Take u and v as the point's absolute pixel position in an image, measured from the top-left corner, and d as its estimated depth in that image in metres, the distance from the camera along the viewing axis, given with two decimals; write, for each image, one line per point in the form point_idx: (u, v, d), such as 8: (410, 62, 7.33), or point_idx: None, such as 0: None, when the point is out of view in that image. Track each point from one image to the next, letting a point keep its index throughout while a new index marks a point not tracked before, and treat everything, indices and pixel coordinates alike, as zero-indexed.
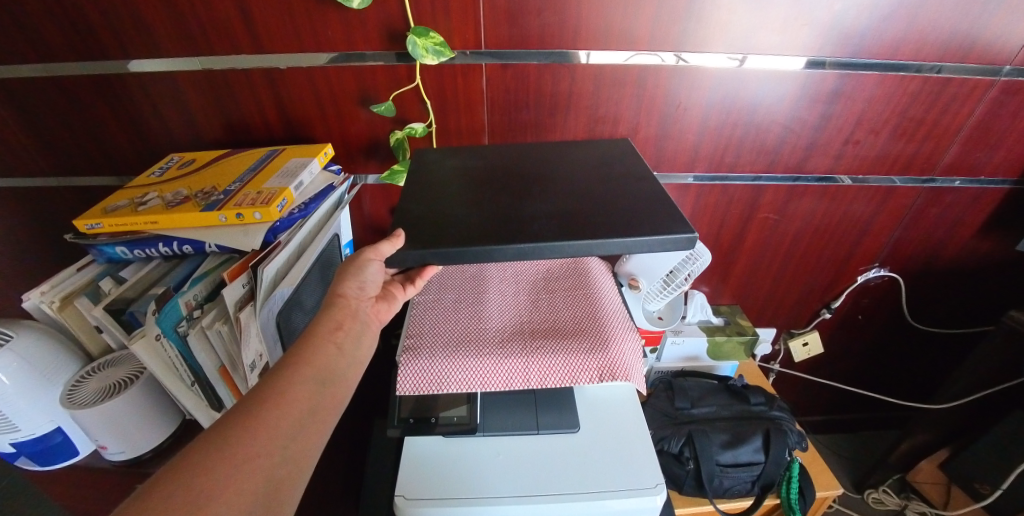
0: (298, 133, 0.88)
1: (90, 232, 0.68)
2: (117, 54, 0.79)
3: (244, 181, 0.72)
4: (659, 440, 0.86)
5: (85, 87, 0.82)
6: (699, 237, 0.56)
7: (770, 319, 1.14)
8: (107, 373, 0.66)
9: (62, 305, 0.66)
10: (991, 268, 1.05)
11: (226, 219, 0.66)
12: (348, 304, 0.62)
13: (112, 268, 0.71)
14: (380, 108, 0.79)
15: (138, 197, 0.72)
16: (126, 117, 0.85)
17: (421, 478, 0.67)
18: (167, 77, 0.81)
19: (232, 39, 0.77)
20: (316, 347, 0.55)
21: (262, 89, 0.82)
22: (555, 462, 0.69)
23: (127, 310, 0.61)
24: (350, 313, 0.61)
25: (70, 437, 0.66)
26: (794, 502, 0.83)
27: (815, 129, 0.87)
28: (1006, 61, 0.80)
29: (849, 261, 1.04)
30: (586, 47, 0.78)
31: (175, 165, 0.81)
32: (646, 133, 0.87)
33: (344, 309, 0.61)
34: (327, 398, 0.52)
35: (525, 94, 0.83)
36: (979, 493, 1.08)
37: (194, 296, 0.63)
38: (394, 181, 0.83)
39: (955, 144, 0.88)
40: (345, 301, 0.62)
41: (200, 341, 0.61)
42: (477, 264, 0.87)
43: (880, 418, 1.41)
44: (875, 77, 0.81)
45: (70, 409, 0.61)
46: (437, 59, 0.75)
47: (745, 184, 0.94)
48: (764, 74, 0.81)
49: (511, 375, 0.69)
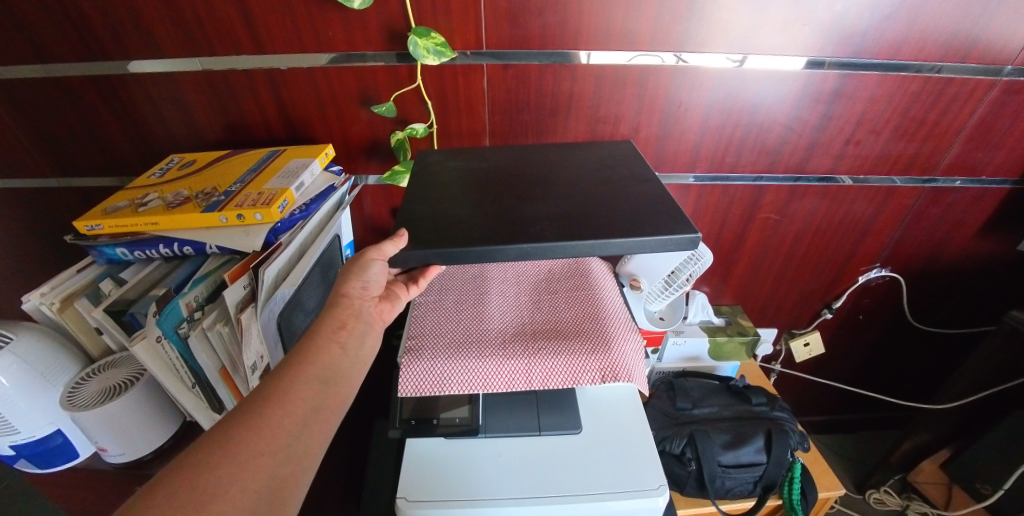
0: (299, 133, 0.87)
1: (91, 233, 0.68)
2: (117, 54, 0.79)
3: (245, 182, 0.72)
4: (661, 441, 0.86)
5: (85, 88, 0.82)
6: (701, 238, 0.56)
7: (770, 320, 1.14)
8: (107, 375, 0.65)
9: (62, 306, 0.66)
10: (992, 268, 1.05)
11: (227, 220, 0.66)
12: (351, 303, 0.61)
13: (113, 269, 0.70)
14: (381, 109, 0.79)
15: (138, 198, 0.71)
16: (126, 118, 0.85)
17: (423, 479, 0.67)
18: (167, 77, 0.81)
19: (232, 39, 0.77)
20: (319, 346, 0.55)
21: (262, 90, 0.82)
22: (557, 463, 0.69)
23: (127, 311, 0.61)
24: (353, 312, 0.61)
25: (70, 438, 0.66)
26: (797, 502, 0.83)
27: (816, 129, 0.87)
28: (1007, 62, 0.80)
29: (849, 261, 1.04)
30: (586, 47, 0.78)
31: (175, 165, 0.81)
32: (647, 133, 0.87)
33: (348, 308, 0.61)
34: (331, 397, 0.52)
35: (526, 95, 0.83)
36: (980, 493, 1.08)
37: (194, 297, 0.62)
38: (395, 181, 0.83)
39: (955, 144, 0.88)
40: (349, 300, 0.62)
41: (201, 343, 0.61)
42: (477, 264, 0.87)
43: (881, 419, 1.41)
44: (876, 77, 0.81)
45: (71, 411, 0.61)
46: (438, 59, 0.74)
47: (746, 185, 0.94)
48: (765, 74, 0.81)
49: (513, 376, 0.68)
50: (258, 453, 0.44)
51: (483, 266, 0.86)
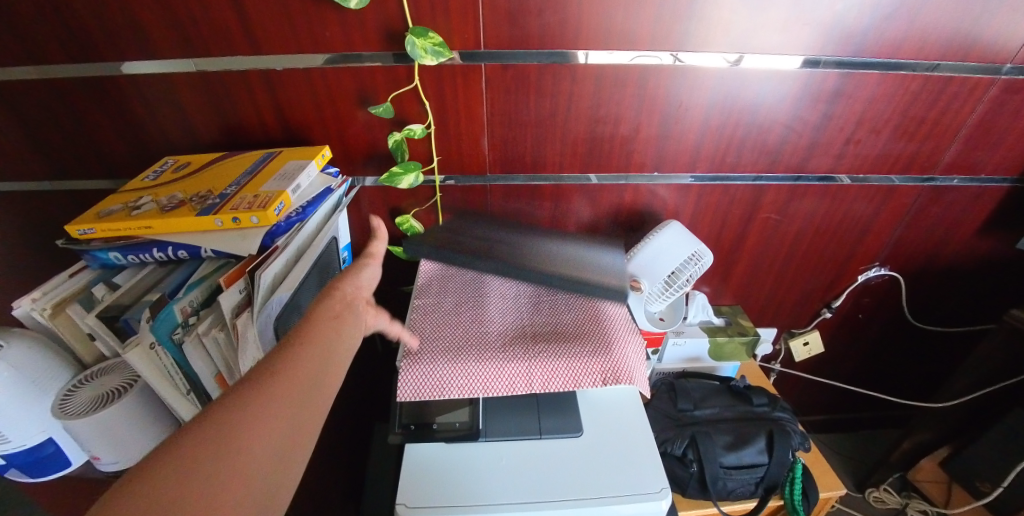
0: (295, 135, 0.86)
1: (83, 237, 0.67)
2: (110, 55, 0.78)
3: (240, 185, 0.71)
4: (662, 443, 0.85)
5: (79, 90, 0.81)
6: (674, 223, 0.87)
7: (771, 319, 1.14)
8: (101, 381, 0.64)
9: (54, 312, 0.64)
10: (991, 266, 1.05)
11: (222, 223, 0.65)
12: (344, 296, 0.59)
13: (106, 275, 0.69)
14: (377, 109, 0.78)
15: (131, 201, 0.70)
16: (120, 120, 0.84)
17: (423, 486, 0.66)
18: (161, 78, 0.80)
19: (228, 40, 0.76)
20: (311, 340, 0.52)
21: (258, 91, 0.81)
22: (559, 466, 0.68)
23: (121, 317, 0.59)
24: (345, 305, 0.58)
25: (63, 447, 0.65)
26: (798, 502, 0.83)
27: (817, 128, 0.87)
28: (1006, 60, 0.80)
29: (850, 260, 1.04)
30: (586, 47, 0.78)
31: (169, 168, 0.80)
32: (647, 133, 0.87)
33: (341, 301, 0.58)
34: (328, 382, 0.51)
35: (525, 95, 0.82)
36: (980, 490, 1.08)
37: (189, 302, 0.61)
38: (393, 183, 0.82)
39: (955, 143, 0.88)
40: (342, 293, 0.59)
41: (197, 349, 0.60)
42: (464, 268, 0.84)
43: (881, 417, 1.41)
44: (875, 75, 0.81)
45: (64, 419, 0.60)
46: (436, 59, 0.74)
47: (747, 185, 0.93)
48: (766, 73, 0.81)
49: (514, 379, 0.68)
50: (256, 448, 0.42)
51: (470, 264, 0.82)
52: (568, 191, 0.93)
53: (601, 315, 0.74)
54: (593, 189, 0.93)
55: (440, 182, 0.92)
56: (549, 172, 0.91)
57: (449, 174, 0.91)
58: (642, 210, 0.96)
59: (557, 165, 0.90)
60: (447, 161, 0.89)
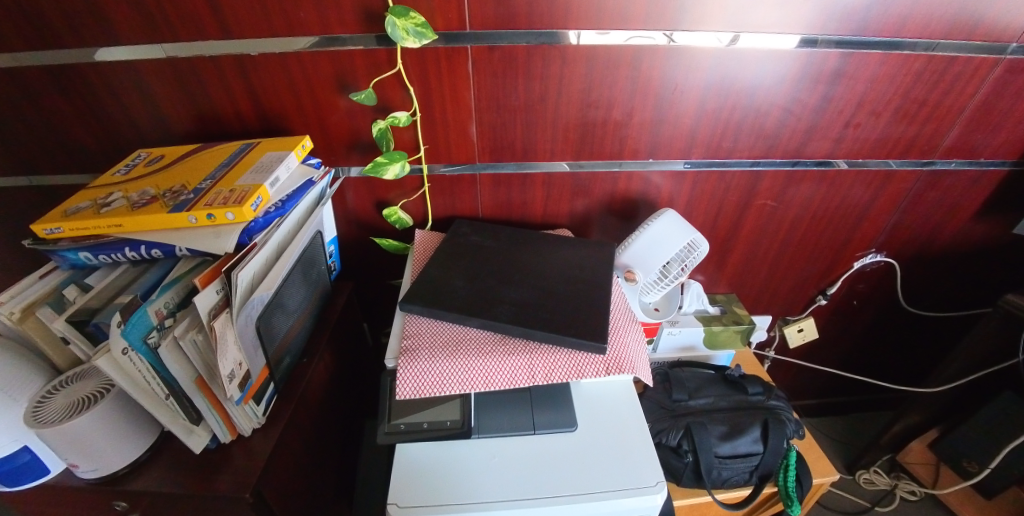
0: (274, 125, 0.83)
1: (50, 237, 0.63)
2: (73, 42, 0.73)
3: (215, 178, 0.68)
4: (657, 434, 0.84)
5: (42, 80, 0.76)
6: (664, 210, 0.85)
7: (766, 306, 1.13)
8: (75, 388, 0.62)
9: (22, 316, 0.61)
10: (988, 250, 1.04)
11: (196, 219, 0.62)
12: None
13: (77, 275, 0.66)
14: (359, 95, 0.74)
15: (101, 197, 0.67)
16: (87, 111, 0.80)
17: (414, 485, 0.64)
18: (129, 67, 0.76)
19: (197, 23, 0.72)
20: None
21: (232, 78, 0.77)
22: (552, 464, 0.66)
23: (90, 321, 0.57)
24: None
25: (39, 456, 0.61)
26: (792, 490, 0.82)
27: (816, 111, 0.84)
28: (1012, 39, 0.77)
29: (846, 247, 1.03)
30: (577, 26, 0.74)
31: (142, 161, 0.76)
32: (641, 118, 0.84)
33: None
34: None
35: (513, 78, 0.78)
36: (967, 471, 1.09)
37: (164, 304, 0.59)
38: (377, 173, 0.78)
39: (956, 126, 0.86)
40: None
41: (174, 353, 0.57)
42: (456, 322, 0.70)
43: (873, 401, 1.42)
44: (878, 55, 0.78)
45: (35, 428, 0.57)
46: (418, 41, 0.70)
47: (743, 170, 0.91)
48: (763, 53, 0.78)
49: (516, 371, 0.66)
50: None
51: (467, 321, 0.69)
52: (559, 179, 0.91)
53: (607, 297, 0.73)
54: (585, 177, 0.90)
55: (427, 172, 0.89)
56: (540, 160, 0.88)
57: (436, 163, 0.88)
58: (635, 198, 0.94)
59: (548, 153, 0.87)
60: (434, 150, 0.86)
